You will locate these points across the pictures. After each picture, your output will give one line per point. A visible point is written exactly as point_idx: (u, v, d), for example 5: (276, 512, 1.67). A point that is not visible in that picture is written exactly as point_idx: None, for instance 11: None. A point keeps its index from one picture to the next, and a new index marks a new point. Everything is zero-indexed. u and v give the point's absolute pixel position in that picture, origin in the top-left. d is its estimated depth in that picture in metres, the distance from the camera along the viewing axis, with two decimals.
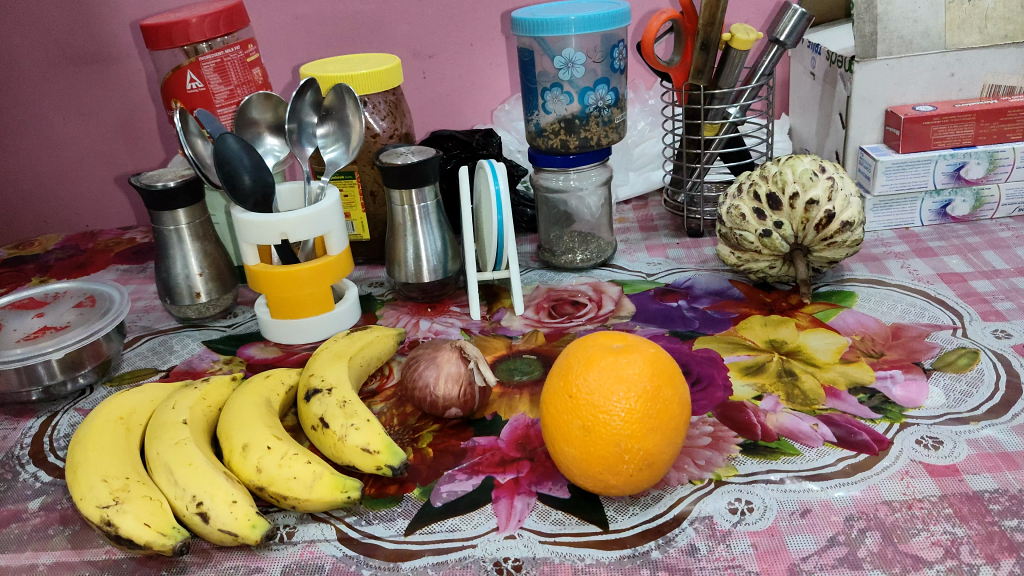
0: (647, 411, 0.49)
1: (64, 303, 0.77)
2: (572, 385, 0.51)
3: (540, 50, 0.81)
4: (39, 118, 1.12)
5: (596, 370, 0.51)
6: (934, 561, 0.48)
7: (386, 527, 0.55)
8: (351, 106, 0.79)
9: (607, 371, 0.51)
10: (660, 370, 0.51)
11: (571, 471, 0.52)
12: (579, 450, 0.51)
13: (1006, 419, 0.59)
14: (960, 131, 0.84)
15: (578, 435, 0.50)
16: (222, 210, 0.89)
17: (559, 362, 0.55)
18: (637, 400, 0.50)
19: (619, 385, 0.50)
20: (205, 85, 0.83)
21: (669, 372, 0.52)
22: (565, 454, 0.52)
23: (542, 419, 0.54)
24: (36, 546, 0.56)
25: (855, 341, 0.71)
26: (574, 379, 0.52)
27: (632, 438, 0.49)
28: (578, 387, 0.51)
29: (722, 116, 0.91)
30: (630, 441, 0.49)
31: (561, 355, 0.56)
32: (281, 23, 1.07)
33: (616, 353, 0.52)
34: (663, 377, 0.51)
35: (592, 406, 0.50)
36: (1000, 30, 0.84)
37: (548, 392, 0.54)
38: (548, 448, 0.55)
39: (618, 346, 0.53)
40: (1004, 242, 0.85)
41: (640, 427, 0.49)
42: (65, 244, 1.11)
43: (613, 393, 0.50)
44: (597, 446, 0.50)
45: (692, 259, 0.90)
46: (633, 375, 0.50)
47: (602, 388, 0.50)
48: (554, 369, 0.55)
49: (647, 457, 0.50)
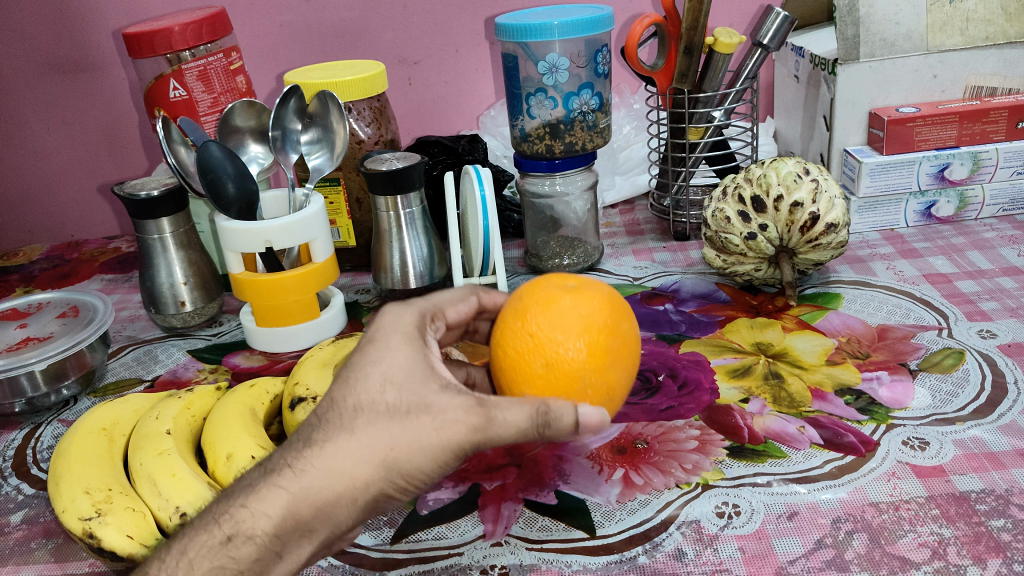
0: (607, 344, 0.49)
1: (46, 314, 0.77)
2: (531, 323, 0.50)
3: (525, 56, 0.81)
4: (20, 128, 1.11)
5: (554, 308, 0.50)
6: (922, 562, 0.47)
7: (373, 536, 0.54)
8: (335, 113, 0.79)
9: (565, 309, 0.50)
10: (613, 308, 0.51)
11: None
12: (541, 389, 0.49)
13: (991, 419, 0.59)
14: (944, 133, 0.84)
15: (541, 373, 0.49)
16: (206, 219, 0.88)
17: (503, 311, 0.53)
18: (596, 333, 0.49)
19: (580, 319, 0.49)
20: (188, 93, 0.82)
21: (621, 312, 0.52)
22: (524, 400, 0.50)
23: (494, 362, 0.52)
24: (18, 560, 0.55)
25: (842, 342, 0.71)
26: (532, 318, 0.50)
27: (596, 372, 0.49)
28: (536, 325, 0.50)
29: (707, 120, 0.90)
30: (593, 376, 0.49)
31: (509, 301, 0.54)
32: (265, 30, 1.06)
33: (568, 292, 0.51)
34: (617, 314, 0.51)
35: (554, 342, 0.49)
36: (982, 32, 0.85)
37: (500, 336, 0.52)
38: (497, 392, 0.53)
39: (571, 286, 0.53)
40: (989, 242, 0.85)
41: (602, 360, 0.49)
42: (49, 254, 1.10)
43: (573, 331, 0.49)
44: (560, 383, 0.49)
45: (679, 263, 0.90)
46: (589, 310, 0.50)
47: (563, 325, 0.49)
48: (505, 313, 0.53)
49: (608, 393, 0.50)
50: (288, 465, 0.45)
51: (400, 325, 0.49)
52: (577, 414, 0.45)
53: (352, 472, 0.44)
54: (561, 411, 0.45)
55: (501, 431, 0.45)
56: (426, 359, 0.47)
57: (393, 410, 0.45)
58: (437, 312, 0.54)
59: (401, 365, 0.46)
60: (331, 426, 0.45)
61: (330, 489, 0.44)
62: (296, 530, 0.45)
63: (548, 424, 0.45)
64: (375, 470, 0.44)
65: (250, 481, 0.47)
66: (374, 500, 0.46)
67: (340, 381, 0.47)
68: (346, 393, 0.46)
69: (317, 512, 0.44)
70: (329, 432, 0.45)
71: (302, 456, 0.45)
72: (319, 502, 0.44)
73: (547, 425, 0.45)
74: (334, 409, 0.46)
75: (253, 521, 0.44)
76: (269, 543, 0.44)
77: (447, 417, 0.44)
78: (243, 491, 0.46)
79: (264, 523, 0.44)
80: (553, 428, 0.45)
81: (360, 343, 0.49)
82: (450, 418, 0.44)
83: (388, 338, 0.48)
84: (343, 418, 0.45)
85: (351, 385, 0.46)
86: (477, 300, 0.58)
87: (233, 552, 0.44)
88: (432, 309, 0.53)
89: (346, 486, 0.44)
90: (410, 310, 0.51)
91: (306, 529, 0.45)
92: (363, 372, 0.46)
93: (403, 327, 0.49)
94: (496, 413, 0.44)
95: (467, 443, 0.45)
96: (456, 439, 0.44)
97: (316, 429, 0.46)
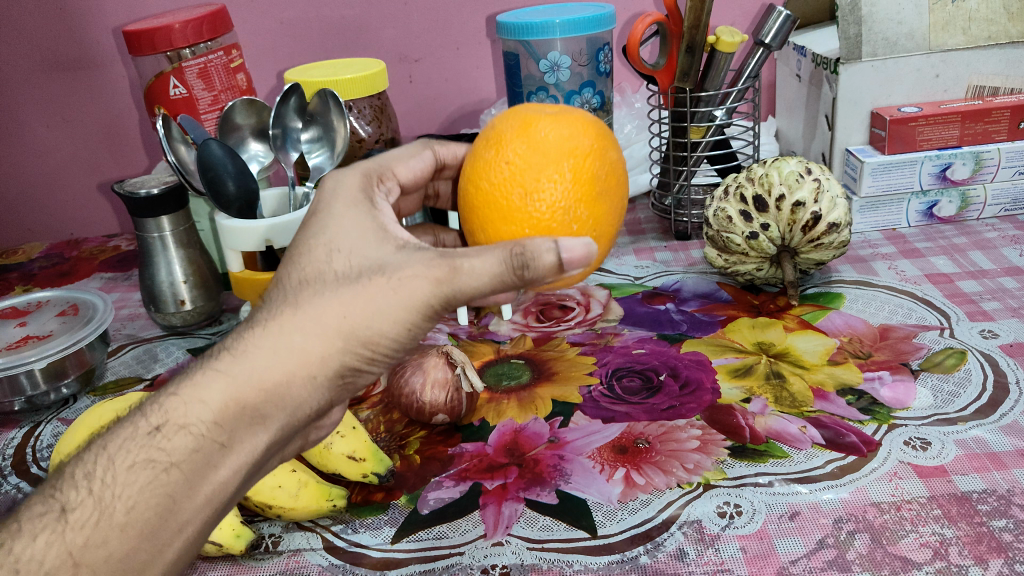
0: (593, 173, 0.45)
1: (46, 311, 0.76)
2: (508, 152, 0.46)
3: (526, 54, 0.81)
4: (20, 125, 1.10)
5: (534, 134, 0.46)
6: (924, 563, 0.47)
7: (373, 536, 0.54)
8: (335, 112, 0.79)
9: (545, 134, 0.46)
10: (598, 133, 0.47)
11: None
12: (518, 223, 0.46)
13: (993, 419, 0.59)
14: (946, 132, 0.84)
15: (519, 210, 0.45)
16: (206, 217, 0.88)
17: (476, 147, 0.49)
18: (584, 161, 0.45)
19: (568, 146, 0.45)
20: (188, 91, 0.82)
21: (607, 138, 0.48)
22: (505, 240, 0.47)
23: (466, 202, 0.49)
24: None
25: (843, 342, 0.71)
26: (510, 146, 0.46)
27: (583, 203, 0.45)
28: (513, 155, 0.46)
29: (709, 118, 0.90)
30: (578, 207, 0.45)
31: (482, 133, 0.50)
32: (265, 28, 1.06)
33: (547, 118, 0.47)
34: (603, 141, 0.47)
35: (534, 172, 0.45)
36: (984, 31, 0.85)
37: (474, 168, 0.48)
38: (470, 236, 0.50)
39: (551, 111, 0.48)
40: (991, 242, 0.85)
41: (587, 191, 0.45)
42: (48, 252, 1.10)
43: (560, 161, 0.45)
44: (540, 217, 0.45)
45: (680, 262, 0.90)
46: (573, 137, 0.46)
47: (544, 153, 0.45)
48: (479, 143, 0.49)
49: (593, 227, 0.46)
50: (229, 349, 0.44)
51: (344, 194, 0.48)
52: (557, 251, 0.42)
53: (306, 346, 0.43)
54: (538, 250, 0.42)
55: (465, 281, 0.43)
56: (375, 222, 0.46)
57: (344, 276, 0.44)
58: (385, 171, 0.54)
59: (350, 232, 0.45)
60: (275, 306, 0.44)
61: (280, 368, 0.43)
62: (246, 418, 0.42)
63: (525, 265, 0.42)
64: (331, 340, 0.43)
65: (186, 372, 0.44)
66: (330, 377, 0.44)
67: (285, 263, 0.46)
68: (290, 271, 0.45)
69: (266, 392, 0.42)
70: (274, 309, 0.44)
71: (244, 338, 0.44)
72: (267, 383, 0.42)
73: (523, 267, 0.42)
74: (280, 288, 0.45)
75: (186, 409, 0.41)
76: (211, 430, 0.41)
77: (404, 273, 0.43)
78: (179, 381, 0.43)
79: (199, 410, 0.41)
80: (532, 270, 0.42)
81: (305, 218, 0.48)
82: (409, 273, 0.43)
83: (332, 208, 0.47)
84: (288, 294, 0.44)
85: (297, 260, 0.45)
86: (432, 153, 0.58)
87: (162, 444, 0.41)
88: (378, 170, 0.53)
89: (301, 361, 0.43)
90: (353, 177, 0.50)
91: (254, 413, 0.42)
92: (307, 246, 0.45)
93: (346, 196, 0.48)
94: (457, 262, 0.43)
95: (430, 298, 0.44)
96: (418, 294, 0.43)
97: (261, 310, 0.45)
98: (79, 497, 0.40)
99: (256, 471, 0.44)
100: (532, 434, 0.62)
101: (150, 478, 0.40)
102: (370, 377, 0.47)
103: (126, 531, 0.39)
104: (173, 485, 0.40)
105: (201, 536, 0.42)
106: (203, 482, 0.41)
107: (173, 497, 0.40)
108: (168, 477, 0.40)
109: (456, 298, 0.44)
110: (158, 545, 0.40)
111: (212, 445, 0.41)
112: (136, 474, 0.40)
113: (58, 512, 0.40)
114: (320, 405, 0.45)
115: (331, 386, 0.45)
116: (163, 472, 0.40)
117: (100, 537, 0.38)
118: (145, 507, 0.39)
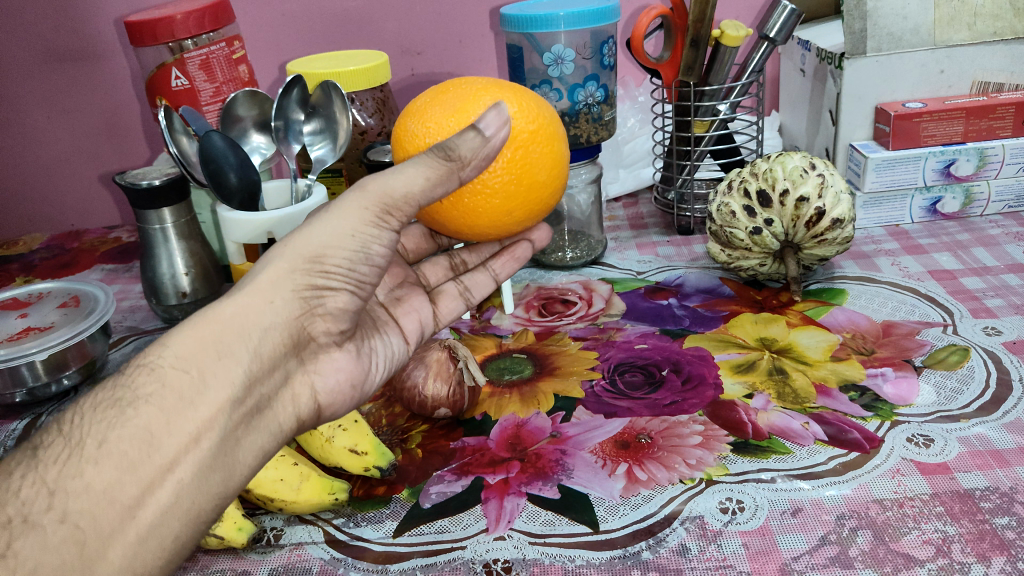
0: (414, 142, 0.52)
1: (47, 303, 0.76)
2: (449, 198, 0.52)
3: (529, 47, 0.80)
4: (20, 116, 1.10)
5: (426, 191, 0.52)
6: (926, 560, 0.47)
7: (375, 529, 0.54)
8: (338, 103, 0.78)
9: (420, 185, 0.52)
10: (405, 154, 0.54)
11: (555, 162, 0.52)
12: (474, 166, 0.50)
13: (997, 417, 0.59)
14: (950, 128, 0.83)
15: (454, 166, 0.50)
16: (207, 209, 0.88)
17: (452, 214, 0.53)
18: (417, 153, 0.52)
19: (446, 102, 0.51)
20: (190, 82, 0.82)
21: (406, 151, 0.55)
22: (528, 158, 0.51)
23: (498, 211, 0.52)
24: None
25: (846, 339, 0.71)
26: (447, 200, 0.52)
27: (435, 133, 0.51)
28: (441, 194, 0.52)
29: (713, 112, 0.89)
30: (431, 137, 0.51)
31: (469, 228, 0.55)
32: (267, 20, 1.06)
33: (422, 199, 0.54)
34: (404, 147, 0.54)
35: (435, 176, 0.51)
36: (990, 27, 0.84)
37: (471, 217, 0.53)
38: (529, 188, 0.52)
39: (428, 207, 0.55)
40: (995, 239, 0.85)
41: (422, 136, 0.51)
42: (49, 243, 1.10)
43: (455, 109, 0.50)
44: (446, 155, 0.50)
45: (682, 257, 0.90)
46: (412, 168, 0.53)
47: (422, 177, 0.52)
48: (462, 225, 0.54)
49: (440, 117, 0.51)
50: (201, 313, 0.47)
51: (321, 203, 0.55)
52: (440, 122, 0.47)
53: (261, 278, 0.46)
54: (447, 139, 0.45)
55: (387, 180, 0.46)
56: None
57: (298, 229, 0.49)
58: None
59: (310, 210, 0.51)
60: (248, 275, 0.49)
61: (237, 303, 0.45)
62: (211, 350, 0.44)
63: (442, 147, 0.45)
64: (283, 267, 0.46)
65: None
66: (288, 296, 0.46)
67: None
68: None
69: (224, 324, 0.44)
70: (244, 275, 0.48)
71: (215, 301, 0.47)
72: (224, 314, 0.44)
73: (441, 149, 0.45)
74: None
75: (152, 352, 0.44)
76: (174, 366, 0.43)
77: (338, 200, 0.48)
78: None
79: (160, 350, 0.43)
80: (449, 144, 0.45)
81: None
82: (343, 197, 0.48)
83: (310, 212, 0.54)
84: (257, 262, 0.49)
85: None
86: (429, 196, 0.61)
87: (128, 383, 0.42)
88: None
89: (253, 292, 0.45)
90: None
91: (216, 343, 0.44)
92: None
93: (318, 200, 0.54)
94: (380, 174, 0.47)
95: (363, 205, 0.47)
96: (352, 207, 0.47)
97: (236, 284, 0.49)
98: (52, 437, 0.41)
99: (245, 409, 0.44)
100: (533, 429, 0.62)
101: (119, 412, 0.41)
102: (337, 298, 0.48)
103: (102, 464, 0.40)
104: (144, 416, 0.41)
105: (195, 478, 0.41)
106: (175, 414, 0.41)
107: (150, 429, 0.41)
108: (136, 413, 0.41)
109: (392, 196, 0.46)
110: (145, 479, 0.40)
111: (180, 378, 0.42)
112: (102, 414, 0.41)
113: (32, 453, 0.41)
114: (288, 329, 0.46)
115: (293, 306, 0.46)
116: (130, 409, 0.41)
117: (74, 467, 0.39)
118: (119, 440, 0.40)
